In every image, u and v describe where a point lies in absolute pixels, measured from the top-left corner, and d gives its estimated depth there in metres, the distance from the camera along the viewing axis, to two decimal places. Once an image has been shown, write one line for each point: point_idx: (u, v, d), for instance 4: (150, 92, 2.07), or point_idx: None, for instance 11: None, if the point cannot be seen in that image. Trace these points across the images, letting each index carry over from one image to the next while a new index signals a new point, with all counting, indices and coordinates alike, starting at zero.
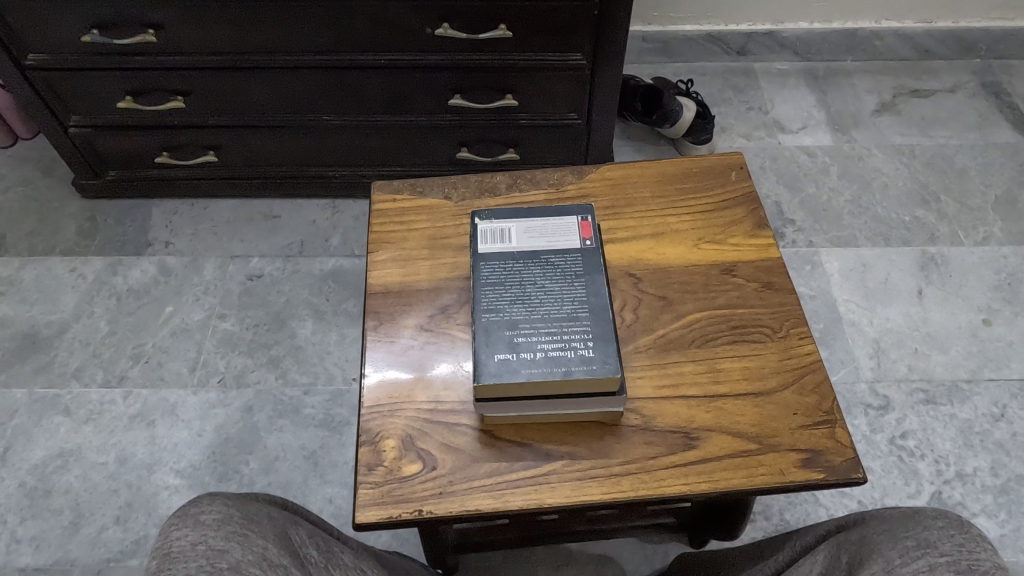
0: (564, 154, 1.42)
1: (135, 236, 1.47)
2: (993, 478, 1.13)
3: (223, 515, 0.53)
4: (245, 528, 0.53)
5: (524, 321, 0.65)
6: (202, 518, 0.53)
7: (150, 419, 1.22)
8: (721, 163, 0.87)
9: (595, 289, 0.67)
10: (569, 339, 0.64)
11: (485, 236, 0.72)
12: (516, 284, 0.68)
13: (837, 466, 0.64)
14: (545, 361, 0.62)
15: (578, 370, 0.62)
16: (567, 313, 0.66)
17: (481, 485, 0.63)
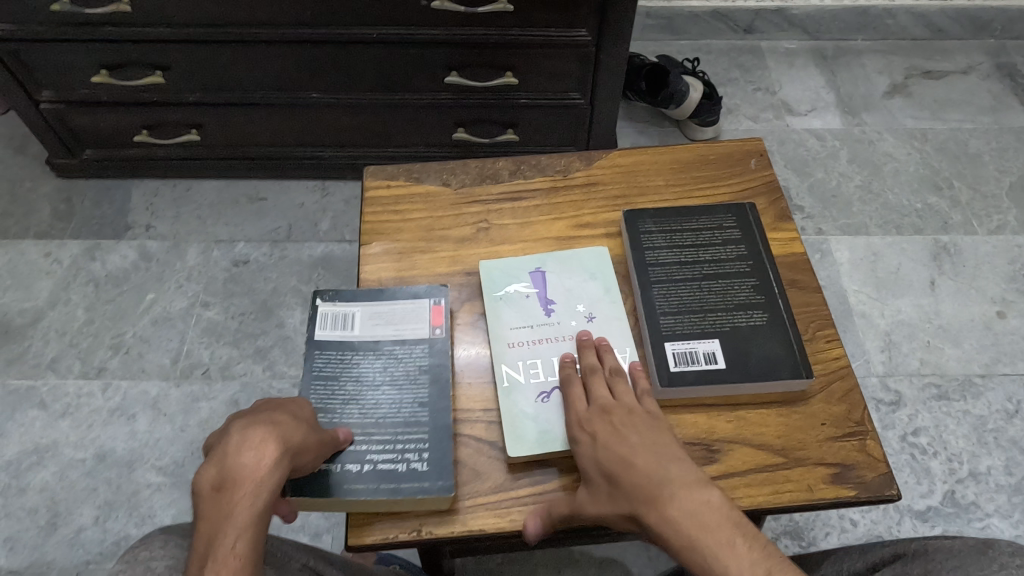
0: (565, 136, 1.35)
1: (114, 219, 1.40)
2: (1007, 477, 1.10)
3: (174, 562, 0.48)
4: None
5: (354, 427, 0.60)
6: (150, 567, 0.47)
7: (130, 412, 1.16)
8: (739, 149, 0.81)
9: (440, 389, 0.63)
10: (402, 452, 0.59)
11: (326, 321, 0.66)
12: (353, 381, 0.63)
13: (870, 482, 0.59)
14: (373, 474, 0.57)
15: (407, 486, 0.57)
16: (404, 416, 0.61)
17: (485, 501, 0.58)
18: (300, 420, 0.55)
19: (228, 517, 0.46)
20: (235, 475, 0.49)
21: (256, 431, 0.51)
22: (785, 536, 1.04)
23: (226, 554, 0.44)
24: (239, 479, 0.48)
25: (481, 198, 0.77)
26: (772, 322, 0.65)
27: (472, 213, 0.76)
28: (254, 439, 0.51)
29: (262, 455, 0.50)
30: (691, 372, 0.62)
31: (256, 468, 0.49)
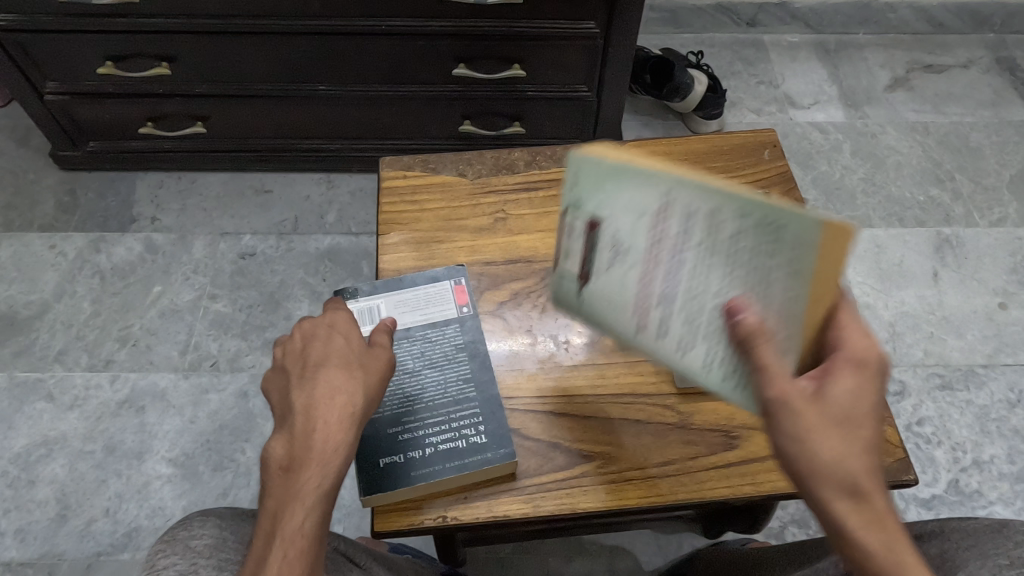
0: (571, 128, 1.36)
1: (119, 211, 1.39)
2: (1010, 466, 1.11)
3: (215, 540, 0.51)
4: (241, 556, 0.51)
5: (405, 413, 0.60)
6: (192, 544, 0.50)
7: (139, 404, 1.16)
8: (753, 140, 0.81)
9: (481, 363, 0.64)
10: (458, 428, 0.60)
11: (354, 318, 0.65)
12: (392, 369, 0.63)
13: (887, 467, 0.60)
14: (437, 456, 0.58)
15: (471, 460, 0.58)
16: (451, 394, 0.62)
17: (509, 488, 0.59)
18: (355, 373, 0.55)
19: (294, 495, 0.48)
20: (299, 452, 0.50)
21: (315, 403, 0.52)
22: (792, 524, 1.05)
23: (296, 533, 0.46)
24: (303, 456, 0.50)
25: (497, 189, 0.77)
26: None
27: (488, 203, 0.76)
28: (315, 412, 0.52)
29: (326, 428, 0.51)
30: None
31: (322, 443, 0.50)
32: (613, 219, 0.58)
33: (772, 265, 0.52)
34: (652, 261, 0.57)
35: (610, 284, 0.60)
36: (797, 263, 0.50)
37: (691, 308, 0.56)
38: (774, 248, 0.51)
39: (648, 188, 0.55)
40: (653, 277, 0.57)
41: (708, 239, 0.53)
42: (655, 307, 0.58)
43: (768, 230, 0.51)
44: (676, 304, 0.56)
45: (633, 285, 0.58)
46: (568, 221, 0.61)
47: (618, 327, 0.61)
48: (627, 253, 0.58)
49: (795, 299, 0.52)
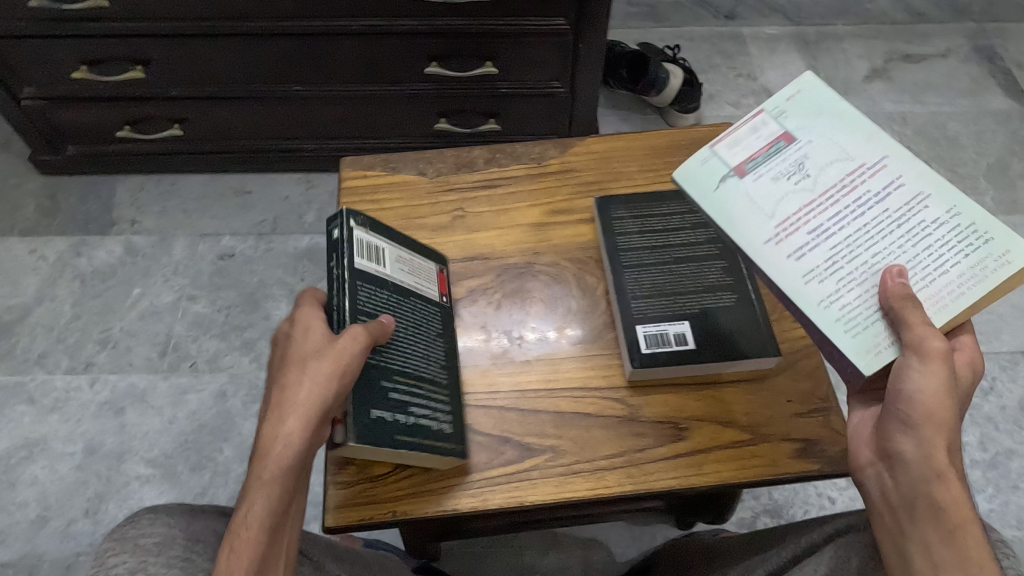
0: (547, 124, 1.36)
1: (100, 215, 1.40)
2: (982, 453, 1.12)
3: (164, 539, 0.51)
4: (190, 551, 0.51)
5: None
6: (142, 543, 0.50)
7: (119, 406, 1.17)
8: (711, 134, 0.82)
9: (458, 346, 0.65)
10: (433, 410, 0.60)
11: None
12: None
13: (834, 456, 0.61)
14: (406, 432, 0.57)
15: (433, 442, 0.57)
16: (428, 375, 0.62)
17: (462, 482, 0.60)
18: (324, 351, 0.53)
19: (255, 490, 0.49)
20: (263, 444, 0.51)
21: (277, 397, 0.52)
22: (765, 513, 1.06)
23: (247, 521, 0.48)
24: (259, 451, 0.50)
25: (457, 187, 0.78)
26: (743, 301, 0.66)
27: (448, 202, 0.77)
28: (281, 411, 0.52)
29: (285, 433, 0.50)
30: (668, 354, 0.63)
31: (279, 447, 0.50)
32: (822, 149, 0.68)
33: (942, 259, 0.62)
34: (833, 194, 0.65)
35: (766, 187, 0.67)
36: (968, 268, 0.61)
37: (841, 244, 0.63)
38: (950, 249, 0.62)
39: (874, 149, 0.68)
40: (822, 205, 0.65)
41: (911, 207, 0.64)
42: (799, 233, 0.65)
43: (957, 236, 0.62)
44: (834, 235, 0.64)
45: (797, 200, 0.66)
46: (765, 121, 0.71)
47: (744, 229, 0.66)
48: (809, 177, 0.67)
49: (935, 294, 0.61)
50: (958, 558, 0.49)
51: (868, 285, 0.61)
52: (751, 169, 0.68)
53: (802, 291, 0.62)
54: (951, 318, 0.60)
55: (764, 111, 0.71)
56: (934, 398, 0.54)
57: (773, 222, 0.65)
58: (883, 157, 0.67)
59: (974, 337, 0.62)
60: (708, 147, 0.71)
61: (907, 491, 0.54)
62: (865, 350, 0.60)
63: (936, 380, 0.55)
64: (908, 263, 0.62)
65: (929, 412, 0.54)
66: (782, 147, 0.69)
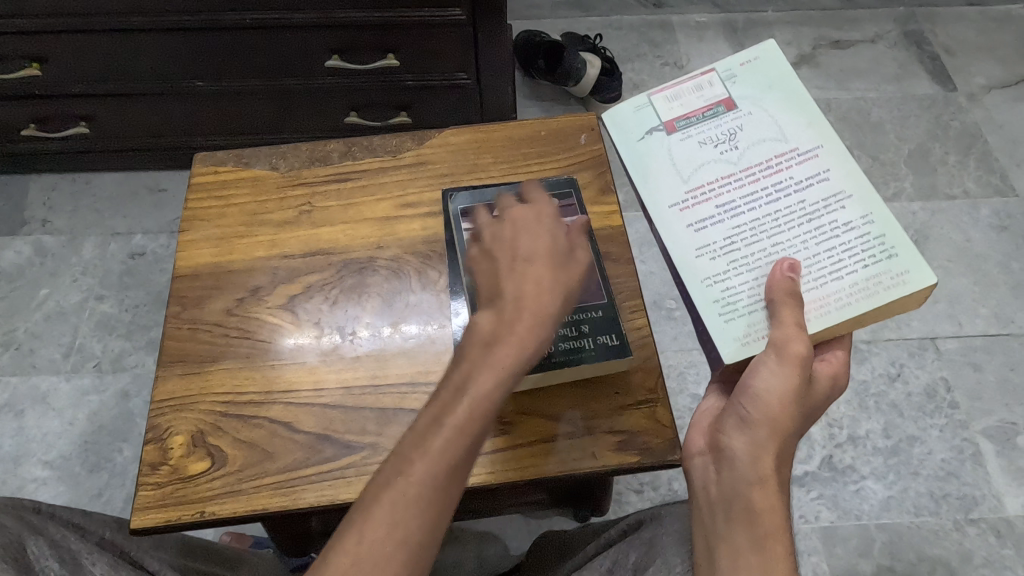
0: (459, 116, 1.35)
1: (10, 215, 1.38)
2: (884, 440, 1.12)
3: None
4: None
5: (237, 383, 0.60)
6: None
7: (18, 408, 1.16)
8: (571, 123, 0.81)
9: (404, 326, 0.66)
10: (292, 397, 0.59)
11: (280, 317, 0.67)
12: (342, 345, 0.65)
13: (654, 448, 0.60)
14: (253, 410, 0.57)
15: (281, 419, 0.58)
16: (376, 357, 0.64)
17: (275, 480, 0.59)
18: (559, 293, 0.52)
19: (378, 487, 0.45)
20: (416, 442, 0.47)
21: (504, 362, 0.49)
22: (663, 505, 1.06)
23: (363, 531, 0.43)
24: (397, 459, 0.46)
25: (307, 181, 0.77)
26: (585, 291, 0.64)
27: (296, 196, 0.75)
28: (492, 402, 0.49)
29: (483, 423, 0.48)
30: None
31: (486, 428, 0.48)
32: (756, 127, 0.70)
33: (840, 264, 0.62)
34: (750, 172, 0.67)
35: (690, 151, 0.70)
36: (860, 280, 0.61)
37: (745, 223, 0.65)
38: (852, 255, 0.62)
39: (809, 138, 0.69)
40: (738, 181, 0.67)
41: (829, 203, 0.65)
42: (708, 204, 0.67)
43: (863, 246, 0.63)
44: (742, 213, 0.65)
45: (715, 171, 0.68)
46: (712, 83, 0.73)
47: (654, 189, 0.69)
48: (735, 150, 0.69)
49: (819, 298, 0.61)
50: (762, 566, 0.48)
51: (759, 267, 0.63)
52: (681, 128, 0.71)
53: (689, 258, 0.65)
54: (829, 326, 0.60)
55: (713, 73, 0.73)
56: (777, 398, 0.53)
57: (686, 186, 0.68)
58: (817, 147, 0.68)
59: (846, 354, 0.62)
60: (649, 96, 0.74)
61: (727, 488, 0.52)
62: (733, 338, 0.61)
63: (783, 381, 0.54)
64: (806, 258, 0.62)
65: (773, 414, 0.53)
66: (721, 112, 0.72)
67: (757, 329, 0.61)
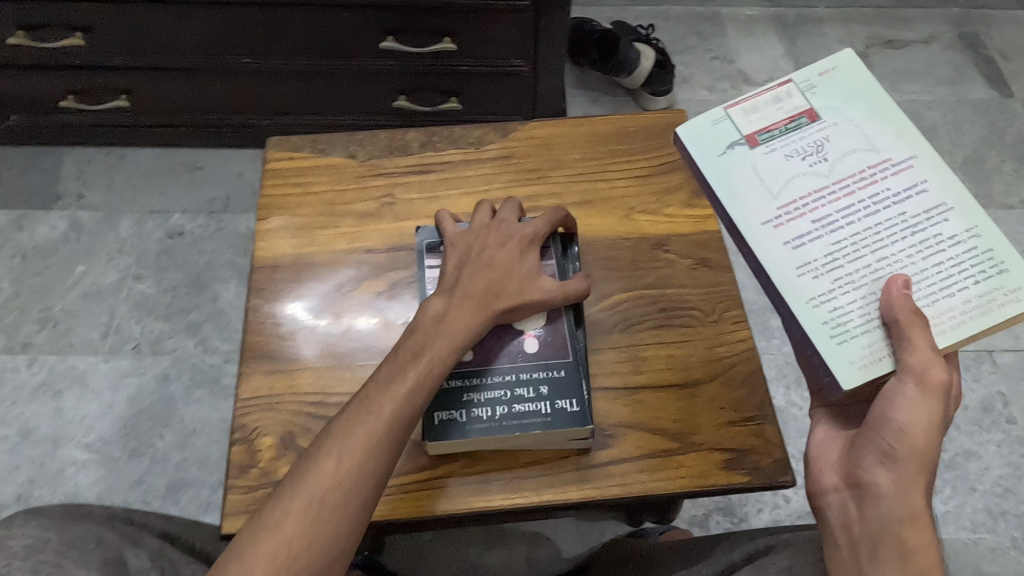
0: (510, 105, 1.31)
1: (44, 188, 1.34)
2: (940, 454, 1.10)
3: (39, 539, 0.47)
4: (61, 557, 0.47)
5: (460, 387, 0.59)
6: (9, 544, 0.47)
7: (56, 389, 1.13)
8: (660, 121, 0.78)
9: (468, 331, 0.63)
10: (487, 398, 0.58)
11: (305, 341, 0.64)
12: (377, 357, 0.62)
13: (763, 468, 0.58)
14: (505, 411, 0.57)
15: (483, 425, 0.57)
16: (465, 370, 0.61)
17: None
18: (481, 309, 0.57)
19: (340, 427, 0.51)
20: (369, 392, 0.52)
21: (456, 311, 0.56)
22: (717, 512, 1.04)
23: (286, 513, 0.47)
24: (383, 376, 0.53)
25: (388, 171, 0.73)
26: (551, 348, 0.60)
27: (377, 187, 0.72)
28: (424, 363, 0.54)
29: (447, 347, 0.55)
30: (479, 425, 0.57)
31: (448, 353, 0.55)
32: (845, 138, 0.67)
33: (955, 278, 0.59)
34: (847, 186, 0.64)
35: (776, 163, 0.67)
36: (976, 295, 0.58)
37: (846, 239, 0.62)
38: (961, 270, 0.60)
39: (902, 148, 0.66)
40: (832, 195, 0.64)
41: (931, 217, 0.62)
42: (804, 219, 0.64)
43: (972, 259, 0.60)
44: (840, 229, 0.62)
45: (806, 185, 0.65)
46: (789, 93, 0.70)
47: (741, 205, 0.66)
48: (826, 162, 0.66)
49: (939, 316, 0.58)
50: None
51: (869, 287, 0.60)
52: (764, 141, 0.68)
53: (789, 280, 0.61)
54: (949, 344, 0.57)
55: (788, 82, 0.70)
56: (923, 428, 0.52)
57: (777, 202, 0.65)
58: (910, 158, 0.65)
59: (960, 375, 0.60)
60: (723, 108, 0.71)
61: (873, 525, 0.51)
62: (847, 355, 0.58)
63: (925, 411, 0.52)
64: (913, 274, 0.60)
65: (914, 444, 0.52)
66: (804, 124, 0.69)
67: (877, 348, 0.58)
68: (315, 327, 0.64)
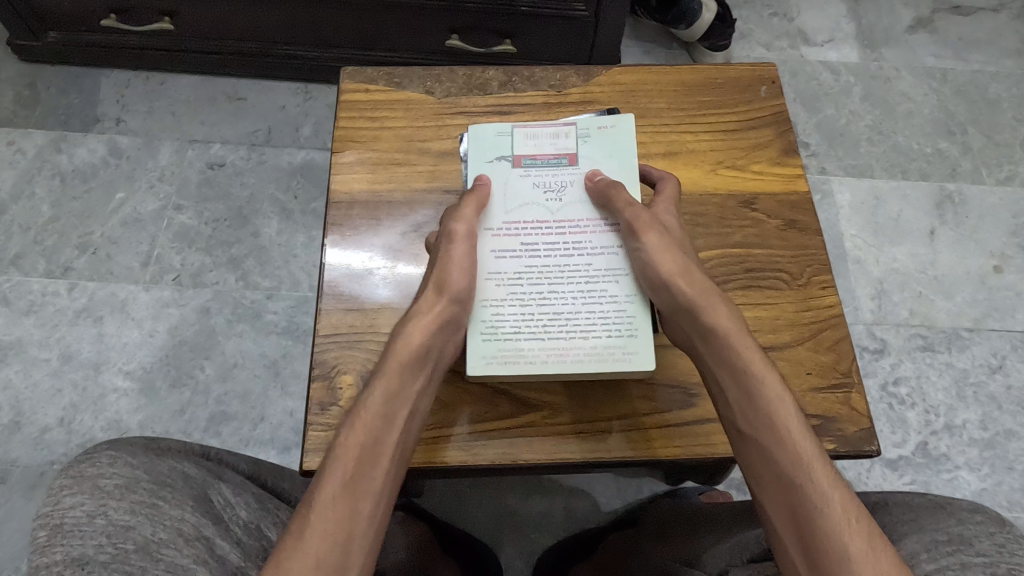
0: (566, 51, 1.27)
1: (83, 110, 1.31)
2: (981, 432, 1.10)
3: (125, 482, 0.50)
4: (155, 497, 0.50)
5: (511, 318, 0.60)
6: (101, 484, 0.49)
7: (97, 315, 1.13)
8: (750, 74, 0.75)
9: None
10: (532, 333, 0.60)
11: (350, 277, 0.63)
12: None
13: (849, 436, 0.57)
14: (544, 347, 0.59)
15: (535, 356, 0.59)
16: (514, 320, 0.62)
17: (464, 431, 0.60)
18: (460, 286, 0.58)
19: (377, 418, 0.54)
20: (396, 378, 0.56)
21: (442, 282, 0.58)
22: None
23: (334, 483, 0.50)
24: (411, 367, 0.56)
25: (466, 110, 0.71)
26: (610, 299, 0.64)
27: (455, 126, 0.70)
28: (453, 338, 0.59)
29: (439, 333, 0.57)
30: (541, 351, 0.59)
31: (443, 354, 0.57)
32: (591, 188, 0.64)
33: (579, 334, 0.59)
34: (561, 229, 0.63)
35: (523, 189, 0.64)
36: (605, 351, 0.59)
37: (535, 273, 0.62)
38: (598, 321, 0.60)
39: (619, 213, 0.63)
40: (547, 230, 0.63)
41: (608, 278, 0.61)
42: (515, 240, 0.63)
43: (617, 318, 0.60)
44: (539, 257, 0.62)
45: (531, 214, 0.64)
46: (567, 132, 0.67)
47: (523, 208, 0.64)
48: (560, 200, 0.64)
49: (534, 353, 0.59)
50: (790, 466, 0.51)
51: (524, 310, 0.60)
52: (525, 165, 0.65)
53: (480, 288, 0.61)
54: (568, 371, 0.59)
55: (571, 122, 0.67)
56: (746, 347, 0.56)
57: (505, 215, 0.64)
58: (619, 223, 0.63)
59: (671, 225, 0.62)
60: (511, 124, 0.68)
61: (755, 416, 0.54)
62: (531, 360, 0.59)
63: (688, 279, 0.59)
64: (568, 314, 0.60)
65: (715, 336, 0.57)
66: (563, 166, 0.66)
67: (532, 353, 0.59)
68: (372, 264, 0.63)
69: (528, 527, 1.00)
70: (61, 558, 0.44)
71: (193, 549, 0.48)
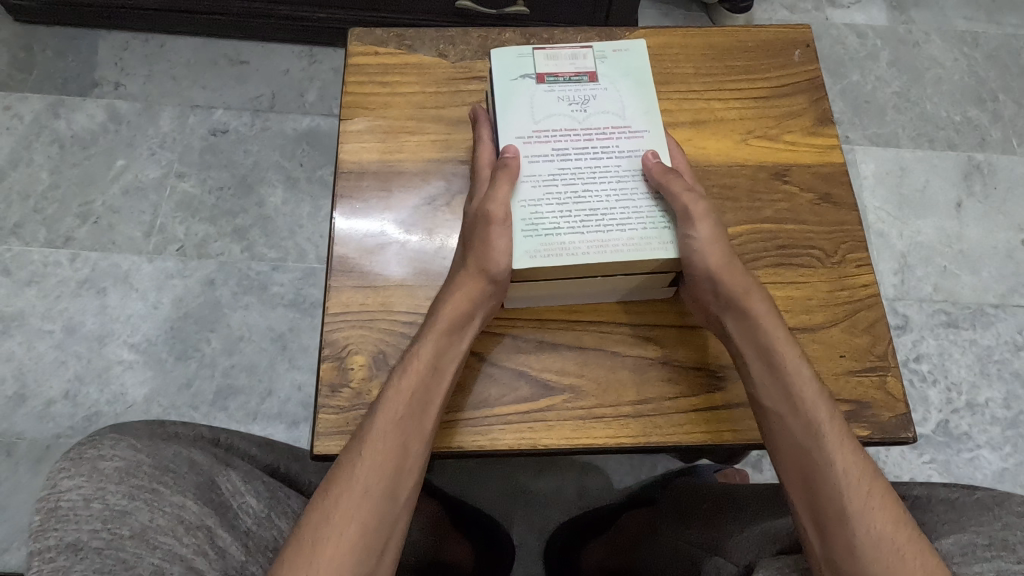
0: (581, 11, 1.21)
1: (80, 73, 1.27)
2: (1004, 410, 1.07)
3: (125, 465, 0.47)
4: (156, 482, 0.47)
5: (547, 215, 0.57)
6: (99, 467, 0.46)
7: (100, 286, 1.10)
8: (783, 37, 0.70)
9: None
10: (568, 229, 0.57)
11: (359, 247, 0.61)
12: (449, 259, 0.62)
13: (884, 422, 0.56)
14: (583, 239, 0.56)
15: (574, 246, 0.56)
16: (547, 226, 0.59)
17: (481, 415, 0.57)
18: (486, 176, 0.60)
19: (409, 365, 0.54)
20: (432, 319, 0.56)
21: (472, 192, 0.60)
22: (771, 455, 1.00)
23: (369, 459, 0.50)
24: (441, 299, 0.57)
25: (482, 75, 0.68)
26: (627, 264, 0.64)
27: (470, 91, 0.68)
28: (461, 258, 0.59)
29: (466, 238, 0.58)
30: (581, 243, 0.56)
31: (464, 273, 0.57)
32: (614, 101, 0.63)
33: (616, 227, 0.57)
34: (587, 135, 0.61)
35: (549, 105, 0.62)
36: (641, 241, 0.57)
37: (568, 174, 0.59)
38: (632, 217, 0.58)
39: (643, 121, 0.62)
40: (574, 136, 0.61)
41: (634, 178, 0.60)
42: (543, 146, 0.60)
43: (647, 212, 0.58)
44: (569, 159, 0.60)
45: (558, 122, 0.61)
46: (586, 53, 0.65)
47: (547, 117, 0.61)
48: (584, 111, 0.62)
49: (573, 245, 0.56)
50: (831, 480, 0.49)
51: (559, 206, 0.58)
52: (548, 82, 0.63)
53: (513, 186, 0.58)
54: (607, 260, 0.56)
55: (588, 45, 0.65)
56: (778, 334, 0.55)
57: (533, 123, 0.61)
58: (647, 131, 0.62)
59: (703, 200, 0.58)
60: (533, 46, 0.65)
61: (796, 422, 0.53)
62: (570, 249, 0.56)
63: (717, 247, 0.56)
64: (601, 211, 0.58)
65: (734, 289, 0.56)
66: (585, 83, 0.63)
67: (571, 243, 0.56)
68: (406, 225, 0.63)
69: (540, 503, 0.98)
70: (54, 543, 0.42)
71: (193, 539, 0.46)
